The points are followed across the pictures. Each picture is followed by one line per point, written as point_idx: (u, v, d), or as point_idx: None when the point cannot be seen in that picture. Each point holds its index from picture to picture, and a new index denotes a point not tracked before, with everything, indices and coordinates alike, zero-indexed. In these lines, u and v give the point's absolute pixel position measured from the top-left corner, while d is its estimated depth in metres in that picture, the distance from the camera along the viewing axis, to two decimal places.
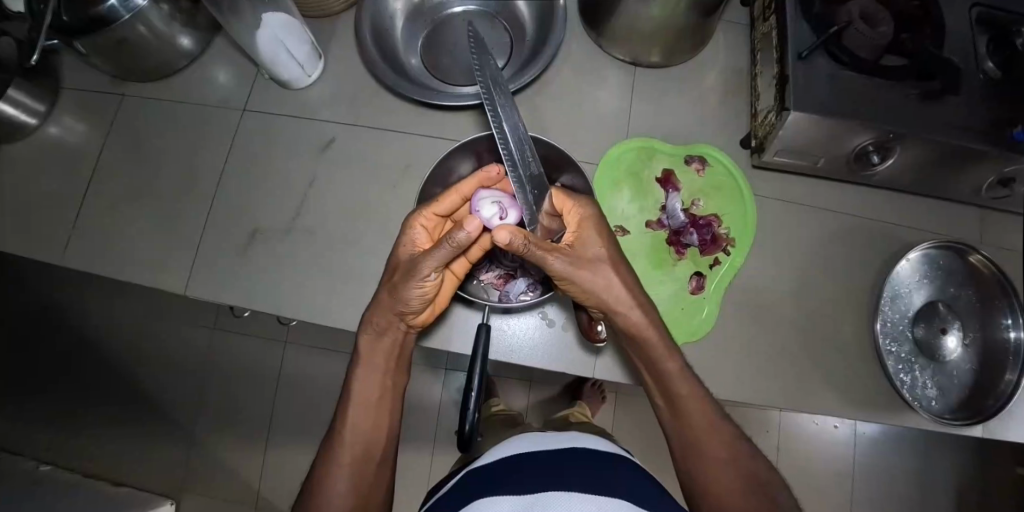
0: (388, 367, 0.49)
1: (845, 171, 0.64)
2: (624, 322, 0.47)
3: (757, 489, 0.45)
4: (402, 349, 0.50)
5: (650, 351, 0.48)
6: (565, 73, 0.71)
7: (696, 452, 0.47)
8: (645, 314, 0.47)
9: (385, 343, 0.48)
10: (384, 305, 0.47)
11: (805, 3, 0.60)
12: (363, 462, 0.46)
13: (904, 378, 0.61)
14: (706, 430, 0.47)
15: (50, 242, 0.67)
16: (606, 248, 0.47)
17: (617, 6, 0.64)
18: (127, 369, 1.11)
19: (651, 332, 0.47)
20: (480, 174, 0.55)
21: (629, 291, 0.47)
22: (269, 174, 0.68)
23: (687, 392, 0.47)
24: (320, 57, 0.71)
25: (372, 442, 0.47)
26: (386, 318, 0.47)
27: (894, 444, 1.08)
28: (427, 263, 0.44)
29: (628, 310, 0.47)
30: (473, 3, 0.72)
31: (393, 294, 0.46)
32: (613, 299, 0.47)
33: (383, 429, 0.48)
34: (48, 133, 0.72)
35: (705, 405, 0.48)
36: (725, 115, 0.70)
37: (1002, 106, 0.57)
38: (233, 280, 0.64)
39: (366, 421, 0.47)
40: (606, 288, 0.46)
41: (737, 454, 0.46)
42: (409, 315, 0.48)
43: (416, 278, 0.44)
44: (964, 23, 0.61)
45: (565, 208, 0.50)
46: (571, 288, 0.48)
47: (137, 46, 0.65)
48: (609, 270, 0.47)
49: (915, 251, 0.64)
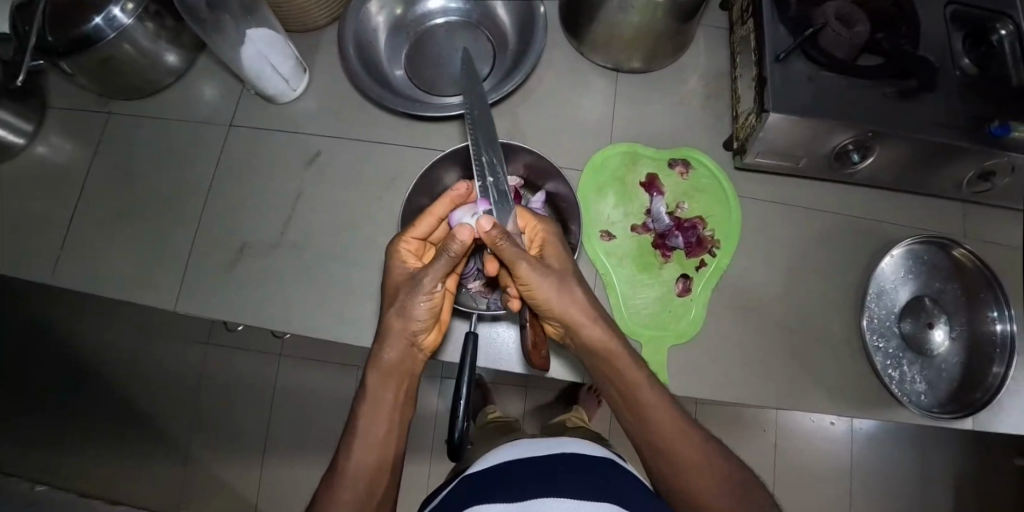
0: (395, 401, 0.48)
1: (826, 170, 0.65)
2: (586, 335, 0.48)
3: (736, 493, 0.45)
4: (410, 377, 0.50)
5: (611, 362, 0.48)
6: (548, 80, 0.72)
7: (672, 462, 0.46)
8: (606, 325, 0.48)
9: (392, 372, 0.48)
10: (394, 329, 0.48)
11: (781, 7, 0.60)
12: (367, 499, 0.45)
13: (892, 373, 0.61)
14: (679, 436, 0.47)
15: (39, 262, 0.67)
16: (563, 262, 0.51)
17: (596, 14, 0.65)
18: (122, 386, 1.11)
19: (614, 342, 0.48)
20: (450, 194, 0.53)
21: (589, 304, 0.48)
22: (256, 188, 0.69)
23: (655, 401, 0.47)
24: (305, 71, 0.71)
25: (378, 478, 0.46)
26: (396, 344, 0.48)
27: (891, 439, 1.08)
28: (430, 276, 0.46)
29: (592, 322, 0.48)
30: (455, 15, 0.73)
31: (400, 312, 0.48)
32: (577, 309, 0.48)
33: (389, 464, 0.47)
34: (36, 153, 0.72)
35: (672, 410, 0.47)
36: (707, 118, 0.71)
37: (978, 102, 0.58)
38: (223, 295, 0.64)
39: (372, 455, 0.46)
40: (566, 300, 0.48)
41: (711, 458, 0.46)
42: (418, 335, 0.49)
43: (421, 290, 0.47)
44: (939, 21, 0.62)
45: (528, 226, 0.53)
46: (534, 299, 0.48)
47: (122, 65, 0.65)
48: (574, 282, 0.49)
49: (899, 248, 0.65)
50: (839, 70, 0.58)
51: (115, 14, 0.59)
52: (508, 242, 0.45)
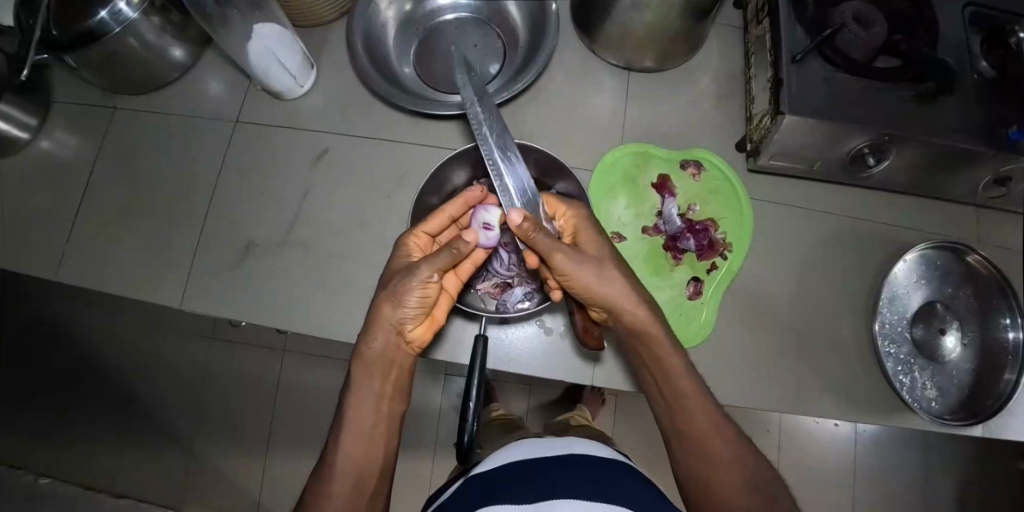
0: (380, 392, 0.47)
1: (842, 173, 0.64)
2: (626, 321, 0.48)
3: (757, 490, 0.44)
4: (398, 369, 0.48)
5: (651, 347, 0.48)
6: (558, 79, 0.71)
7: (700, 454, 0.46)
8: (648, 311, 0.48)
9: (377, 364, 0.47)
10: (379, 317, 0.47)
11: (798, 6, 0.59)
12: (354, 494, 0.44)
13: (903, 379, 0.61)
14: (710, 430, 0.46)
15: (44, 257, 0.67)
16: (604, 248, 0.50)
17: (609, 12, 0.64)
18: (126, 380, 1.11)
19: (654, 328, 0.48)
20: (464, 196, 0.55)
21: (630, 288, 0.48)
22: (263, 185, 0.68)
23: (689, 391, 0.47)
24: (312, 67, 0.70)
25: (365, 472, 0.45)
26: (381, 333, 0.47)
27: (894, 443, 1.07)
28: (426, 265, 0.47)
29: (633, 307, 0.48)
30: (466, 11, 0.72)
31: (390, 301, 0.47)
32: (616, 295, 0.48)
33: (378, 457, 0.46)
34: (40, 147, 0.72)
35: (704, 403, 0.47)
36: (720, 119, 0.70)
37: (997, 106, 0.57)
38: (229, 293, 0.64)
39: (359, 448, 0.45)
40: (607, 286, 0.48)
41: (739, 455, 0.45)
42: (406, 325, 0.48)
43: (415, 279, 0.46)
44: (958, 23, 0.61)
45: (559, 214, 0.53)
46: (574, 286, 0.49)
47: (127, 59, 0.65)
48: (614, 269, 0.49)
49: (913, 252, 0.64)
50: (856, 72, 0.57)
51: (121, 8, 0.58)
52: (539, 235, 0.47)
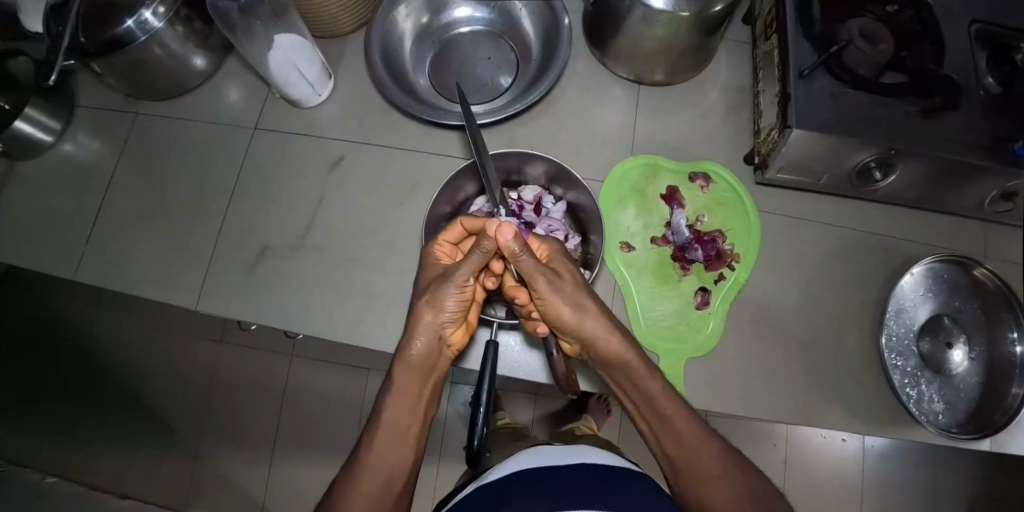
0: (419, 394, 0.48)
1: (848, 187, 0.65)
2: (603, 349, 0.48)
3: (754, 504, 0.44)
4: (434, 372, 0.49)
5: (631, 376, 0.48)
6: (570, 91, 0.72)
7: (691, 470, 0.47)
8: (621, 339, 0.48)
9: (416, 366, 0.48)
10: (422, 319, 0.48)
11: (806, 23, 0.61)
12: (383, 494, 0.44)
13: (911, 392, 0.61)
14: (693, 445, 0.47)
15: (64, 258, 0.68)
16: (577, 277, 0.50)
17: (619, 26, 0.65)
18: (135, 381, 1.12)
19: (629, 355, 0.48)
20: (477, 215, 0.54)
21: (605, 317, 0.49)
22: (280, 191, 0.70)
23: (673, 412, 0.48)
24: (330, 77, 0.72)
25: (396, 473, 0.45)
26: (425, 335, 0.48)
27: (903, 458, 1.07)
28: (464, 269, 0.47)
29: (606, 336, 0.48)
30: (480, 24, 0.74)
31: (430, 304, 0.48)
32: (591, 326, 0.48)
33: (408, 459, 0.46)
34: (63, 150, 0.74)
35: (689, 422, 0.48)
36: (728, 132, 0.71)
37: (1003, 121, 0.58)
38: (243, 295, 0.65)
39: (393, 448, 0.46)
40: (581, 314, 0.48)
41: (731, 469, 0.46)
42: (446, 328, 0.49)
43: (452, 282, 0.47)
44: (964, 39, 0.61)
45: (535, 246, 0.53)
46: (549, 315, 0.49)
47: (151, 67, 0.67)
48: (588, 299, 0.49)
49: (919, 266, 0.64)
50: (863, 88, 0.57)
51: (147, 18, 0.60)
52: (525, 257, 0.46)
